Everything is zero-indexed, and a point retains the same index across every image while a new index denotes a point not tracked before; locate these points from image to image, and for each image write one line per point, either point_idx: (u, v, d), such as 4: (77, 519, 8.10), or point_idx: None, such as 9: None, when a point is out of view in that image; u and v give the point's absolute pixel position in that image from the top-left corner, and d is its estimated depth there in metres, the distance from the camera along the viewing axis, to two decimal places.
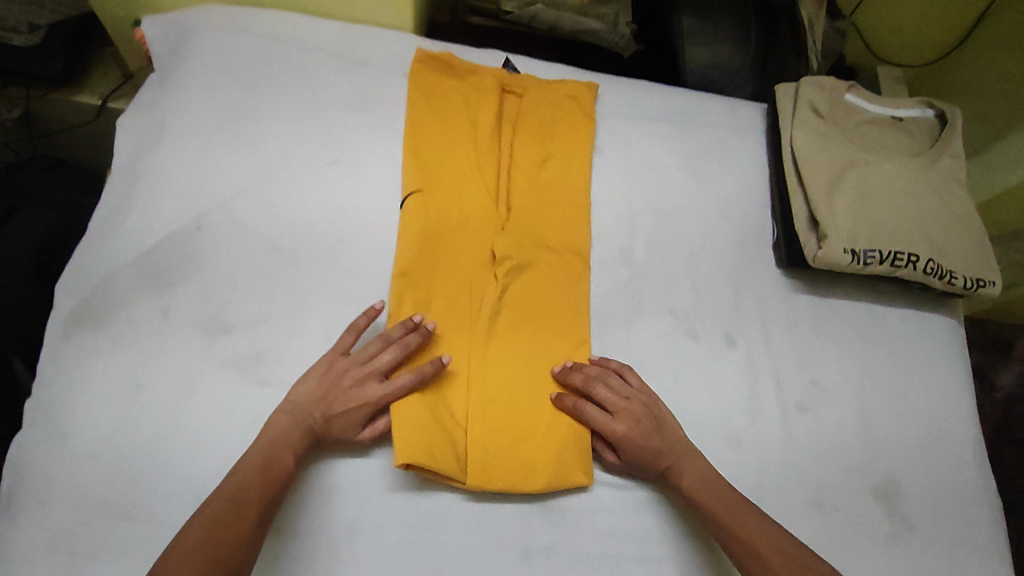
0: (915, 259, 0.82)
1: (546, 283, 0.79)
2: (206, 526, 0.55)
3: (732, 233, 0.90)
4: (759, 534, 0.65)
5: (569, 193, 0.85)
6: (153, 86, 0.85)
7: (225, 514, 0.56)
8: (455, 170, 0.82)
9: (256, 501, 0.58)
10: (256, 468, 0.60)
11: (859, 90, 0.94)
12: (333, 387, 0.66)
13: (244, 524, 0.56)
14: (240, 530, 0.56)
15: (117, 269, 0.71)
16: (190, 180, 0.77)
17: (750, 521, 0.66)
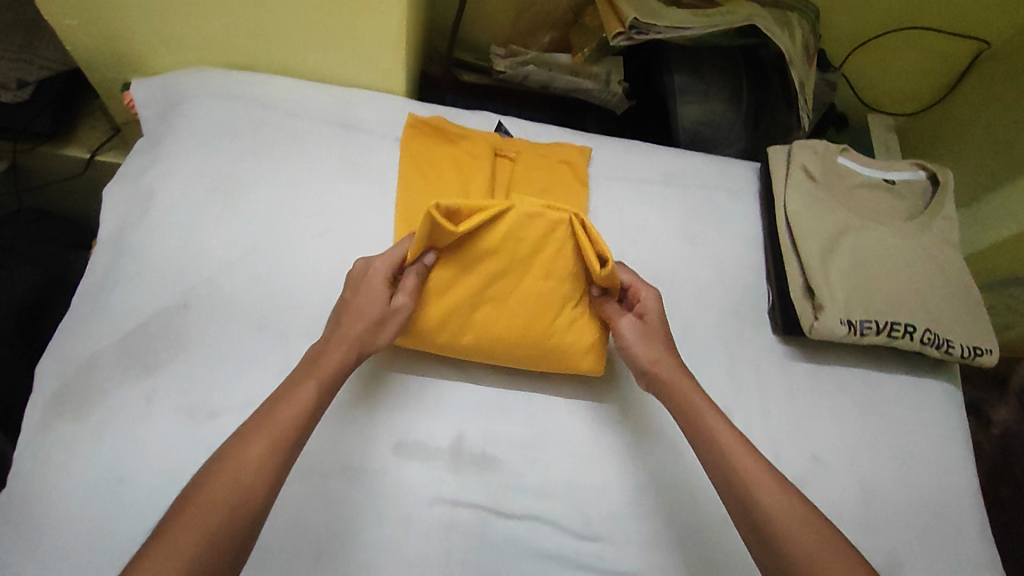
0: (913, 330, 0.83)
1: None
2: (225, 472, 0.54)
3: (726, 299, 0.89)
4: (756, 470, 0.63)
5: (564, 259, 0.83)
6: (142, 154, 0.84)
7: (242, 452, 0.56)
8: None
9: (278, 436, 0.58)
10: (275, 400, 0.61)
11: (852, 152, 0.93)
12: (367, 291, 0.69)
13: (263, 463, 0.56)
14: (256, 476, 0.55)
15: (100, 351, 0.69)
16: (178, 255, 0.76)
17: (750, 454, 0.64)
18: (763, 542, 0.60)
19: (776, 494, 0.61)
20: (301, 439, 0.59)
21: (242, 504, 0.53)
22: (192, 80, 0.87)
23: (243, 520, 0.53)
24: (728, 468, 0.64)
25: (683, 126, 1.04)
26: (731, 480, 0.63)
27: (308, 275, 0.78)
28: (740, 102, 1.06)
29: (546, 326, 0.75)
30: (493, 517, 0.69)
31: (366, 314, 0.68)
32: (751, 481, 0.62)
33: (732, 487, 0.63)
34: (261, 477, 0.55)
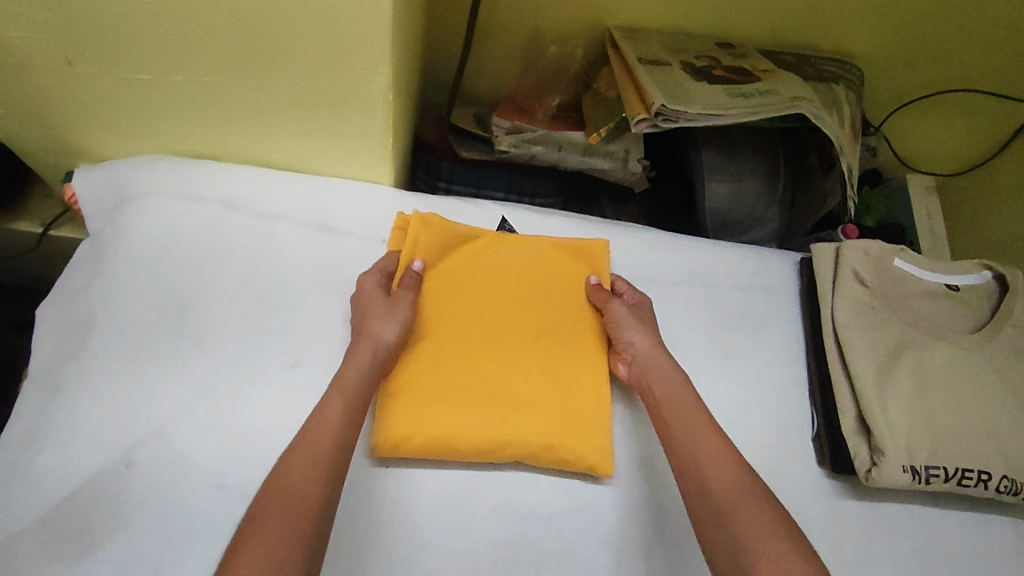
0: (987, 477, 0.70)
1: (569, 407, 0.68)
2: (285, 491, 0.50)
3: (768, 425, 0.77)
4: (719, 453, 0.59)
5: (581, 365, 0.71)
6: (84, 264, 0.72)
7: (297, 469, 0.52)
8: (457, 335, 0.69)
9: (326, 449, 0.54)
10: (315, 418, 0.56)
11: (909, 253, 0.82)
12: (375, 299, 0.67)
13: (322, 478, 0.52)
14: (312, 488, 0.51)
15: (20, 529, 0.57)
16: (122, 397, 0.64)
17: (725, 447, 0.59)
18: (718, 529, 0.53)
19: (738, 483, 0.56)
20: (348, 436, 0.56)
21: (313, 510, 0.50)
22: (144, 171, 0.75)
23: (314, 524, 0.49)
24: (697, 452, 0.59)
25: (711, 210, 0.92)
26: (695, 459, 0.59)
27: (277, 415, 0.66)
28: (775, 181, 0.94)
29: (554, 359, 0.70)
30: None
31: (380, 318, 0.65)
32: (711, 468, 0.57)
33: (697, 474, 0.58)
34: (318, 480, 0.52)
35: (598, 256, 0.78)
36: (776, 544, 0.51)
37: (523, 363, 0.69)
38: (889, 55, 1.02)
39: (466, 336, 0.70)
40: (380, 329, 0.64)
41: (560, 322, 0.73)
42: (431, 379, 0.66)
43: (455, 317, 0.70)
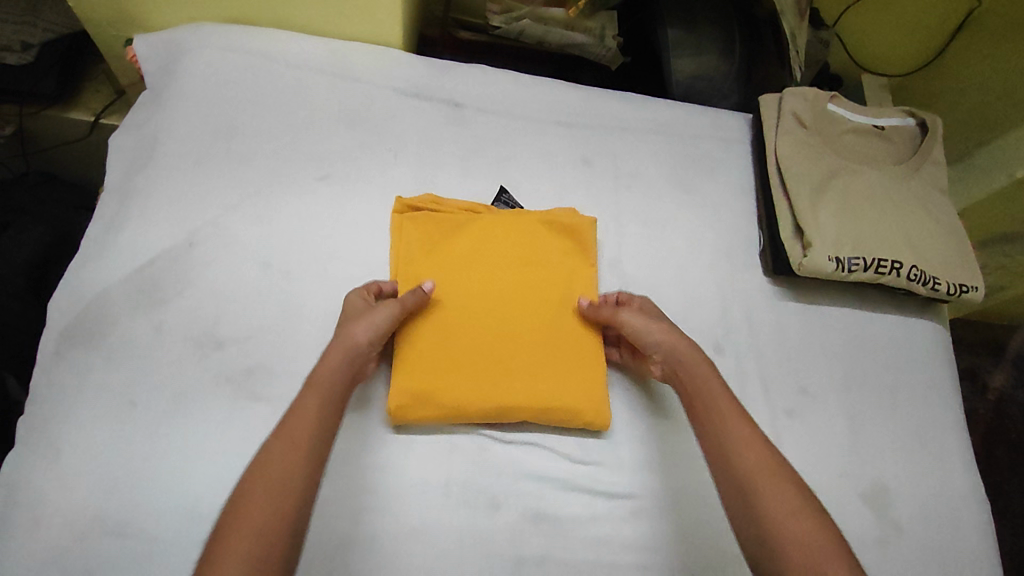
0: (898, 266, 0.85)
1: (557, 370, 0.75)
2: (259, 484, 0.53)
3: (720, 241, 0.91)
4: (751, 442, 0.61)
5: (577, 353, 0.77)
6: (146, 104, 0.87)
7: (271, 471, 0.54)
8: (454, 265, 0.79)
9: (300, 446, 0.56)
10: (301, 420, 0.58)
11: (841, 100, 0.96)
12: (357, 310, 0.71)
13: (297, 482, 0.54)
14: (288, 481, 0.54)
15: (110, 286, 0.73)
16: (181, 198, 0.78)
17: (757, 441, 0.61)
18: (744, 502, 0.58)
19: (768, 469, 0.59)
20: (324, 430, 0.59)
21: (285, 503, 0.53)
22: (193, 33, 0.89)
23: (292, 510, 0.52)
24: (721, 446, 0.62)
25: (678, 79, 1.06)
26: (721, 450, 0.62)
27: (309, 216, 0.80)
28: (732, 55, 1.07)
29: (541, 312, 0.78)
30: (490, 443, 0.74)
31: (354, 322, 0.69)
32: (745, 459, 0.60)
33: (724, 463, 0.61)
34: (293, 473, 0.54)
35: (581, 233, 0.84)
36: (793, 511, 0.55)
37: (516, 330, 0.76)
38: None
39: (464, 288, 0.78)
40: (358, 328, 0.68)
41: (549, 278, 0.81)
42: (433, 326, 0.75)
43: (460, 277, 0.79)
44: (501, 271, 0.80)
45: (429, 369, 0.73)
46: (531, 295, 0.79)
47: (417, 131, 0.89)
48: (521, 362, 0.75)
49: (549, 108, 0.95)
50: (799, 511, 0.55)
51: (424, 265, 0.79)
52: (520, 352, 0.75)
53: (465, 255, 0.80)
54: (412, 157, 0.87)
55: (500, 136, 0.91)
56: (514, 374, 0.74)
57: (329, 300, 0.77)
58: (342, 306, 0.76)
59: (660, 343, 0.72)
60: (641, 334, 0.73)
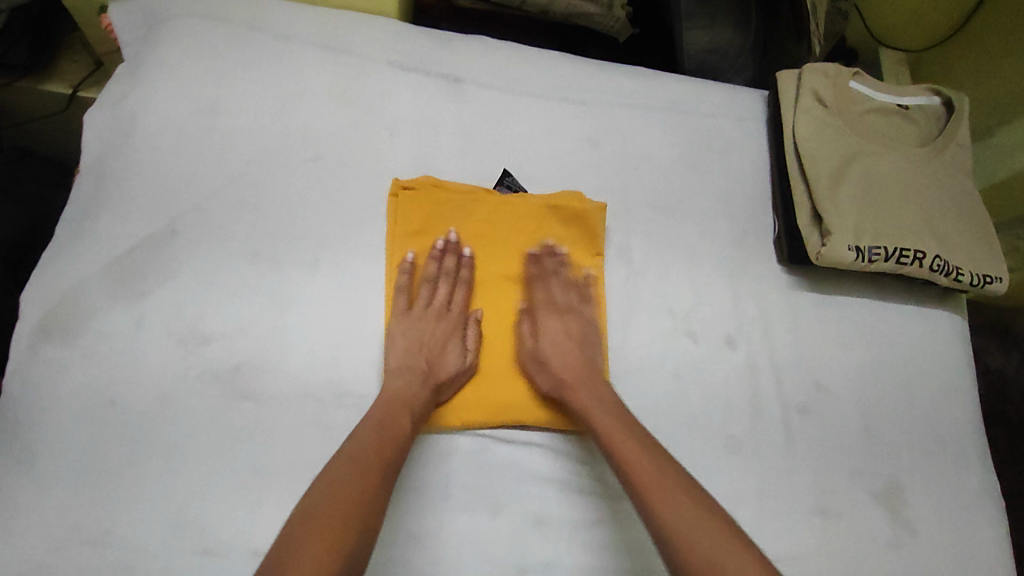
0: (921, 256, 0.80)
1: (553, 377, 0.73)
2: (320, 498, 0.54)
3: (733, 228, 0.86)
4: (660, 477, 0.60)
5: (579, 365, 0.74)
6: (122, 78, 0.80)
7: (337, 481, 0.56)
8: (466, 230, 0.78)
9: (372, 471, 0.58)
10: (371, 444, 0.60)
11: (864, 77, 0.90)
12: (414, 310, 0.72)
13: (366, 496, 0.56)
14: (362, 497, 0.55)
15: (86, 277, 0.68)
16: (162, 181, 0.73)
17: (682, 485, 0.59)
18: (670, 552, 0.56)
19: (701, 520, 0.56)
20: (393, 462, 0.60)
21: (355, 513, 0.54)
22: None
23: (363, 517, 0.54)
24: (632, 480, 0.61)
25: (691, 52, 1.00)
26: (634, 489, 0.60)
27: (300, 201, 0.75)
28: (747, 27, 1.01)
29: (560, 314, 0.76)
30: (492, 443, 0.70)
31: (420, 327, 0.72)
32: (667, 512, 0.57)
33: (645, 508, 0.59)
34: (362, 484, 0.56)
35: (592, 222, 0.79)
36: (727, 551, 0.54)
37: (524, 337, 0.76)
38: None
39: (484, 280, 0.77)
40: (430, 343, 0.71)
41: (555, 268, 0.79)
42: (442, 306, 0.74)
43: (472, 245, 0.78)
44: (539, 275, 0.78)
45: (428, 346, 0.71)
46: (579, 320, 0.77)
47: (413, 108, 0.83)
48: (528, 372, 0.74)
49: (554, 84, 0.89)
50: (738, 558, 0.53)
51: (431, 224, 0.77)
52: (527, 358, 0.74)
53: (477, 223, 0.78)
54: (409, 137, 0.81)
55: (503, 114, 0.86)
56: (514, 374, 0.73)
57: (320, 293, 0.72)
58: (335, 299, 0.72)
59: (573, 364, 0.72)
60: (554, 357, 0.72)
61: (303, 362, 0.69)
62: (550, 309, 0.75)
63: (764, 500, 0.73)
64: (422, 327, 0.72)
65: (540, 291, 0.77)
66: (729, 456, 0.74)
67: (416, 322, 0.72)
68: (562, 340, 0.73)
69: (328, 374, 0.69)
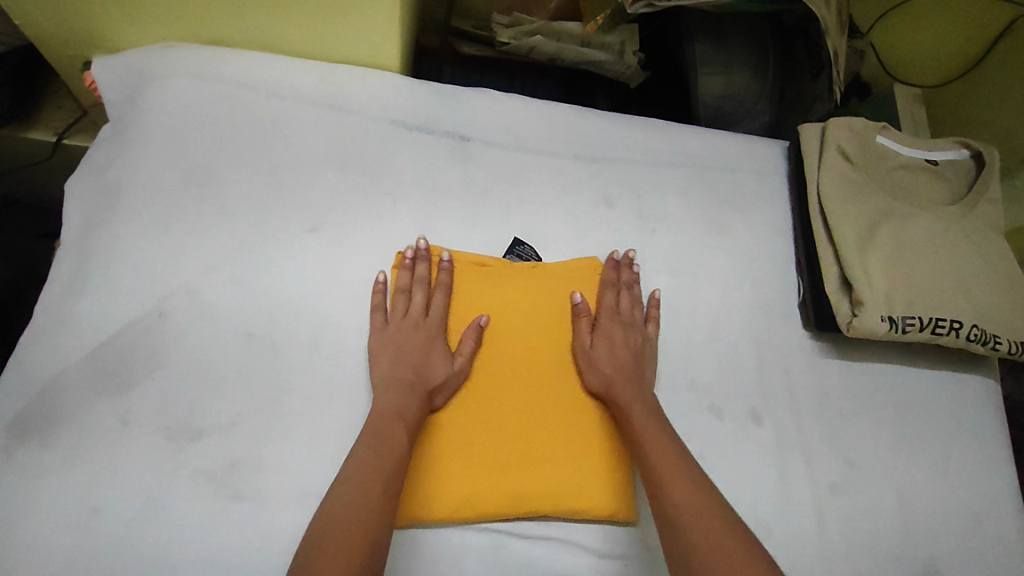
0: (958, 325, 0.76)
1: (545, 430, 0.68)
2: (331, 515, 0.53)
3: (756, 291, 0.82)
4: (699, 510, 0.56)
5: (578, 417, 0.69)
6: (107, 142, 0.76)
7: (343, 499, 0.54)
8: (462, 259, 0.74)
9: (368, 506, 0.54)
10: (369, 483, 0.55)
11: (890, 131, 0.86)
12: (394, 330, 0.68)
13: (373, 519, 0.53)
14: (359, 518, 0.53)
15: (67, 367, 0.63)
16: (149, 257, 0.68)
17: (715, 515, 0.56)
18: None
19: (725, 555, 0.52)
20: (389, 500, 0.55)
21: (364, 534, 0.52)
22: (160, 58, 0.77)
23: (369, 544, 0.52)
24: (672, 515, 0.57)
25: (705, 100, 0.95)
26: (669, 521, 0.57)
27: (297, 274, 0.71)
28: (764, 72, 0.97)
29: (557, 353, 0.72)
30: (508, 539, 0.65)
31: (394, 350, 0.67)
32: (699, 536, 0.54)
33: (672, 535, 0.56)
34: (359, 508, 0.53)
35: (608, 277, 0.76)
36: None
37: (514, 356, 0.71)
38: None
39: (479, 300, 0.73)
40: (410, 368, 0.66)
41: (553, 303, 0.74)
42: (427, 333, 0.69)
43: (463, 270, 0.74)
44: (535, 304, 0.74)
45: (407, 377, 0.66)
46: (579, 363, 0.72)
47: (418, 169, 0.78)
48: (523, 394, 0.69)
49: (565, 139, 0.85)
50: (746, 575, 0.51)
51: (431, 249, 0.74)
52: (522, 379, 0.70)
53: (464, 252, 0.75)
54: (413, 201, 0.77)
55: (512, 173, 0.81)
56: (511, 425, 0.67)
57: (320, 376, 0.67)
58: (336, 383, 0.67)
59: (625, 374, 0.70)
60: (606, 360, 0.70)
61: (302, 456, 0.64)
62: (611, 317, 0.74)
63: None
64: (404, 338, 0.68)
65: (606, 300, 0.75)
66: (760, 544, 0.70)
67: (395, 334, 0.68)
68: (618, 350, 0.71)
69: (328, 468, 0.64)
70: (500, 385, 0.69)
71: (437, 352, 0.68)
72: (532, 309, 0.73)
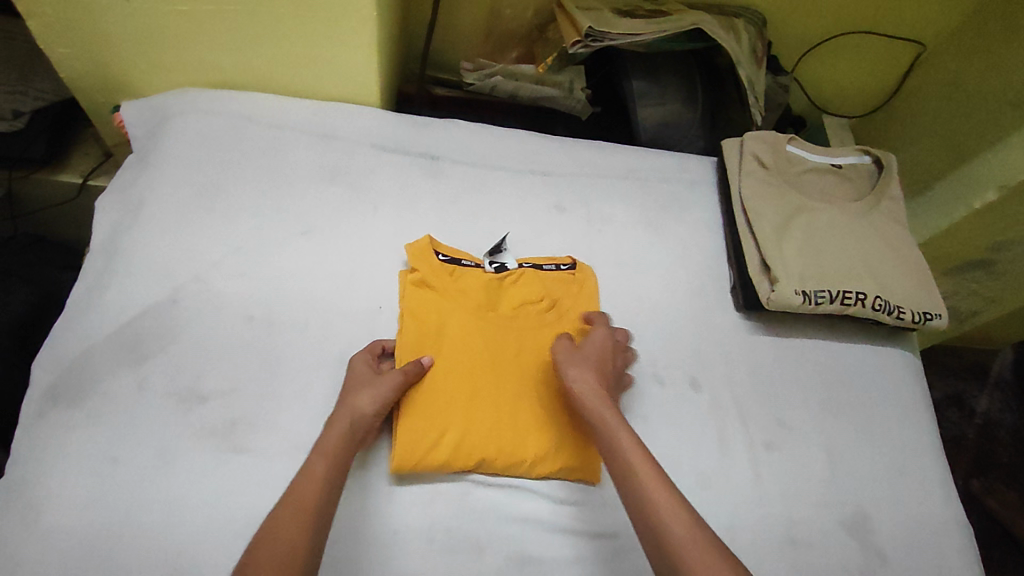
0: (863, 297, 0.88)
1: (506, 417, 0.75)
2: (269, 548, 0.57)
3: (692, 279, 0.94)
4: (659, 502, 0.60)
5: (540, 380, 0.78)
6: (132, 167, 0.90)
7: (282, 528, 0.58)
8: (430, 303, 0.81)
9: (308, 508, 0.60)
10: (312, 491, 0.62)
11: (799, 141, 1.01)
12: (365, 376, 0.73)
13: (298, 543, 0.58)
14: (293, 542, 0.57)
15: (93, 344, 0.74)
16: (166, 256, 0.81)
17: (678, 504, 0.60)
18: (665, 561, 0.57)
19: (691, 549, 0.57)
20: (327, 495, 0.62)
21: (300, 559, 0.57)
22: (179, 98, 0.92)
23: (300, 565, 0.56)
24: (642, 502, 0.61)
25: (646, 125, 1.10)
26: (635, 500, 0.62)
27: (292, 270, 0.83)
28: (695, 101, 1.12)
29: (491, 353, 0.78)
30: (474, 487, 0.74)
31: (357, 392, 0.71)
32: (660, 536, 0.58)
33: (640, 516, 0.61)
34: (295, 534, 0.58)
35: (589, 285, 0.88)
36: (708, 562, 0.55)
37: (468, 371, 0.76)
38: (792, 10, 1.19)
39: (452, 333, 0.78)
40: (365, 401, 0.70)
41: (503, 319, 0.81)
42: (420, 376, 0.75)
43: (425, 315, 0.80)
44: (471, 315, 0.80)
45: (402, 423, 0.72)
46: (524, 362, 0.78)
47: (396, 184, 0.92)
48: (476, 401, 0.75)
49: (523, 159, 0.99)
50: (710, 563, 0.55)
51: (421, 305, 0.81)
52: (475, 384, 0.75)
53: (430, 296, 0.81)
54: (391, 209, 0.90)
55: (477, 186, 0.95)
56: (480, 431, 0.73)
57: (310, 350, 0.78)
58: (324, 356, 0.78)
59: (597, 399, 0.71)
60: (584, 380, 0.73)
61: (294, 416, 0.74)
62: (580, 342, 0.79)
63: (737, 534, 0.77)
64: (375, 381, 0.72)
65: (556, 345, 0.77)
66: (700, 492, 0.78)
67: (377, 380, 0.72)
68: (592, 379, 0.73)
69: (316, 425, 0.74)
70: (458, 407, 0.74)
71: (365, 382, 0.72)
72: (469, 318, 0.80)
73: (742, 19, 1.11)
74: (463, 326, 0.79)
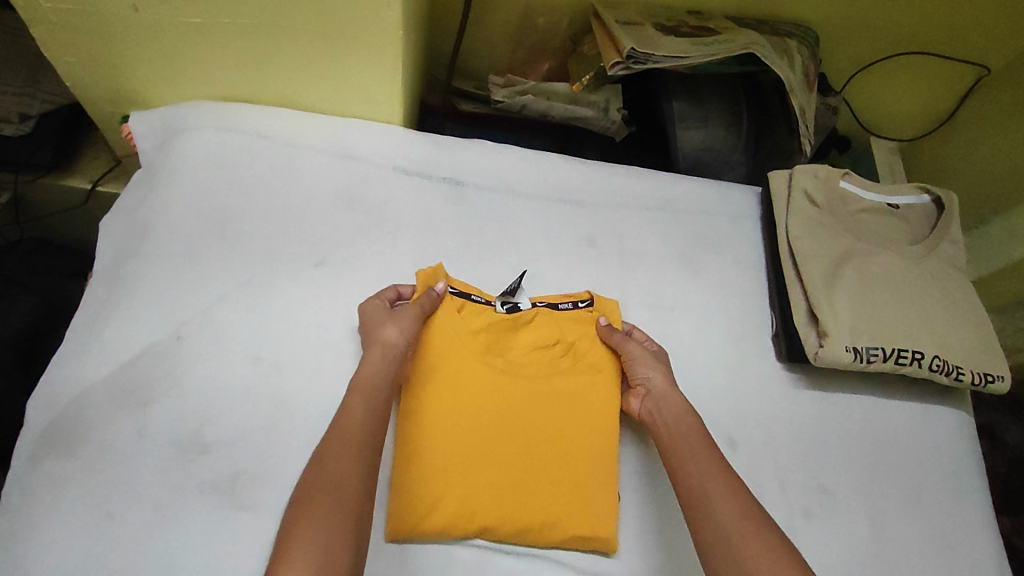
0: (919, 356, 0.81)
1: (531, 476, 0.71)
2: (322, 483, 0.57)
3: (731, 325, 0.87)
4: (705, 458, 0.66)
5: (568, 431, 0.73)
6: (139, 186, 0.84)
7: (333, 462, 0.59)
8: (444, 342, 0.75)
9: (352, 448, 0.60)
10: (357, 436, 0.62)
11: (853, 177, 0.94)
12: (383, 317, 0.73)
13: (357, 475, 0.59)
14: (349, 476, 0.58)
15: (92, 385, 0.69)
16: (171, 288, 0.76)
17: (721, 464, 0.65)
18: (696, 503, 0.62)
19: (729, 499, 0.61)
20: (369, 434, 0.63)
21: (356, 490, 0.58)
22: (190, 113, 0.87)
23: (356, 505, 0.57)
24: (689, 457, 0.66)
25: (686, 151, 1.03)
26: (683, 453, 0.67)
27: (305, 305, 0.78)
28: (739, 126, 1.04)
29: (516, 403, 0.73)
30: (492, 554, 0.69)
31: (380, 330, 0.72)
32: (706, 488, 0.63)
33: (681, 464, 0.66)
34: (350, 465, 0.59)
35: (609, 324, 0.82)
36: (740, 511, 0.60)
37: (490, 422, 0.72)
38: (846, 26, 1.10)
39: (471, 380, 0.73)
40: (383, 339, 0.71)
41: (528, 365, 0.77)
42: (438, 427, 0.71)
43: (439, 356, 0.74)
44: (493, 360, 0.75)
45: (418, 478, 0.68)
46: (553, 412, 0.74)
47: (417, 211, 0.86)
48: (500, 453, 0.71)
49: (553, 186, 0.93)
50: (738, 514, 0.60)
51: (431, 345, 0.75)
52: (498, 438, 0.71)
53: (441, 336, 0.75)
54: (410, 239, 0.84)
55: (503, 216, 0.89)
56: (506, 485, 0.70)
57: (320, 396, 0.73)
58: (333, 404, 0.73)
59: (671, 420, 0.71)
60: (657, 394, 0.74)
61: (301, 469, 0.69)
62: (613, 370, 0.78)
63: None
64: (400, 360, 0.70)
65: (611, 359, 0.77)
66: None
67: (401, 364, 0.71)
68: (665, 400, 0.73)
69: None
70: (480, 461, 0.70)
71: (390, 319, 0.73)
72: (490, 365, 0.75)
73: (794, 39, 1.03)
74: (481, 370, 0.74)
